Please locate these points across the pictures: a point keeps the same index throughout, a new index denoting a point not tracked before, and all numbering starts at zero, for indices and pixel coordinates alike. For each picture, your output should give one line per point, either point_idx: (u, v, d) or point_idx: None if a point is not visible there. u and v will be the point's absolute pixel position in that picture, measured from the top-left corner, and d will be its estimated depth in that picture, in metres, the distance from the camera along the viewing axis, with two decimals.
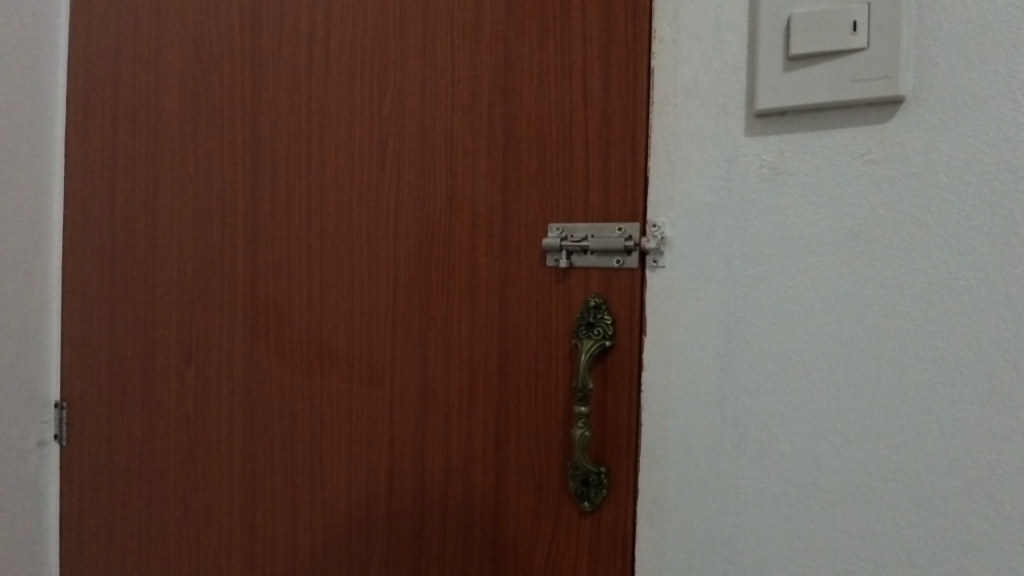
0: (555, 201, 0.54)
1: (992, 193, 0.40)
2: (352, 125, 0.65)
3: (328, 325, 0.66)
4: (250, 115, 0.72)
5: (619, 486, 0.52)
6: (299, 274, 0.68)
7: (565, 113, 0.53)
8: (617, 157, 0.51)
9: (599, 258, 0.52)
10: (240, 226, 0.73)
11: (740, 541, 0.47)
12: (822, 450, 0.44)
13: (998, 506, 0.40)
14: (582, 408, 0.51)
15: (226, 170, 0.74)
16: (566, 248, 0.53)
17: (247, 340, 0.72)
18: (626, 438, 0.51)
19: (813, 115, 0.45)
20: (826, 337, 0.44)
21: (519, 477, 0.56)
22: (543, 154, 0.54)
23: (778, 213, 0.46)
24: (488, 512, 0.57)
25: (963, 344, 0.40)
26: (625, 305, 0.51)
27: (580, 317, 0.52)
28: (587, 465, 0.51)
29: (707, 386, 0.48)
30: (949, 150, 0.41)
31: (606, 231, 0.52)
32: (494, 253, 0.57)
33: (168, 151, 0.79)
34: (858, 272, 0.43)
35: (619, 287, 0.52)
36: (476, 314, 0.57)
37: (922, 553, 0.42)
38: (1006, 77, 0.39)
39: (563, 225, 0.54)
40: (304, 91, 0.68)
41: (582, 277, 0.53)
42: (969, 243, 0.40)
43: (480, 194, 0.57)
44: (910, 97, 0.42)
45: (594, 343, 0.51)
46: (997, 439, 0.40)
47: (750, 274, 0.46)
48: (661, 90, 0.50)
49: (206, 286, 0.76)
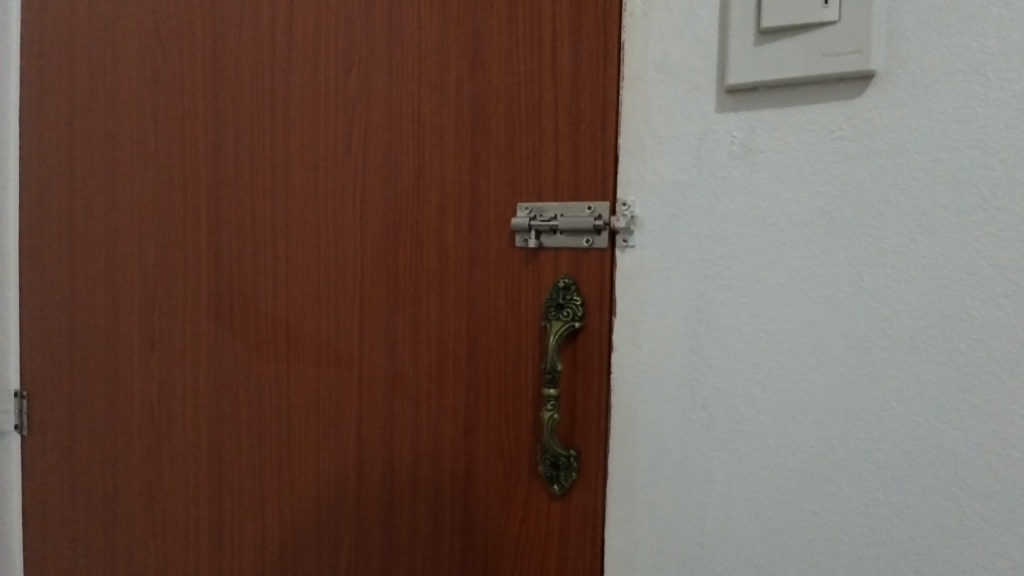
0: (524, 180, 0.53)
1: (962, 170, 0.39)
2: (316, 103, 0.63)
3: (294, 308, 0.65)
4: (212, 92, 0.70)
5: (589, 469, 0.51)
6: (265, 257, 0.66)
7: (535, 89, 0.52)
8: (587, 134, 0.50)
9: (569, 238, 0.51)
10: (203, 208, 0.71)
11: (710, 524, 0.47)
12: (791, 430, 0.44)
13: (962, 485, 0.40)
14: (551, 390, 0.50)
15: (189, 148, 0.72)
16: (535, 228, 0.52)
17: (213, 326, 0.70)
18: (596, 420, 0.51)
19: (784, 91, 0.44)
20: (796, 317, 0.44)
21: (488, 461, 0.55)
22: (512, 132, 0.53)
23: (748, 191, 0.45)
24: (458, 497, 0.56)
25: (930, 323, 0.40)
26: (595, 286, 0.50)
27: (550, 299, 0.51)
28: (557, 448, 0.50)
29: (677, 367, 0.47)
30: (920, 126, 0.40)
31: (575, 210, 0.50)
32: (462, 234, 0.55)
33: (128, 129, 0.76)
34: (828, 251, 0.43)
35: (589, 268, 0.51)
36: (444, 296, 0.56)
37: (887, 531, 0.42)
38: (976, 52, 0.39)
39: (532, 205, 0.52)
40: (267, 65, 0.66)
41: (552, 257, 0.52)
42: (938, 221, 0.40)
43: (448, 172, 0.56)
44: (881, 72, 0.41)
45: (563, 324, 0.50)
46: (962, 418, 0.40)
47: (720, 253, 0.46)
48: (632, 66, 0.49)
49: (169, 270, 0.73)
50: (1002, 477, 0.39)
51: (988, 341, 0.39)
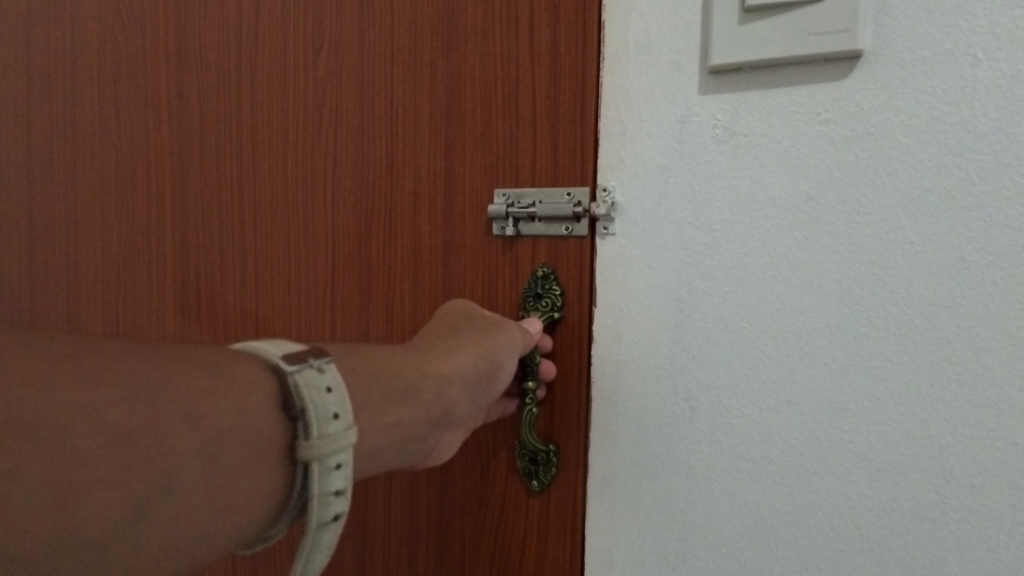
0: (501, 165, 0.51)
1: (950, 153, 0.38)
2: (286, 85, 0.60)
3: (263, 299, 0.62)
4: (176, 73, 0.66)
5: (568, 465, 0.49)
6: (232, 246, 0.64)
7: (512, 70, 0.50)
8: (566, 117, 0.48)
9: (547, 226, 0.49)
10: (167, 197, 0.68)
11: (692, 519, 0.45)
12: (776, 423, 0.43)
13: (946, 475, 0.39)
14: (530, 383, 0.49)
15: (152, 134, 0.68)
16: (513, 215, 0.50)
17: (181, 318, 0.68)
18: (576, 414, 0.49)
19: (768, 72, 0.42)
20: (780, 306, 0.42)
21: (466, 457, 0.53)
22: (489, 116, 0.51)
23: (732, 177, 0.43)
24: (434, 493, 0.55)
25: (917, 311, 0.39)
26: (574, 276, 0.49)
27: (528, 289, 0.50)
28: (535, 443, 0.49)
29: (658, 358, 0.46)
30: (908, 108, 0.39)
31: (554, 196, 0.49)
32: (437, 221, 0.53)
33: (89, 115, 0.72)
34: (812, 238, 0.41)
35: (568, 256, 0.49)
36: (420, 287, 0.54)
37: (872, 525, 0.41)
38: (965, 31, 0.37)
39: (509, 191, 0.50)
40: (233, 46, 0.63)
41: (530, 245, 0.50)
42: (924, 206, 0.39)
43: (422, 157, 0.54)
44: (868, 53, 0.39)
45: (542, 315, 0.49)
46: (947, 408, 0.39)
47: (703, 240, 0.44)
48: (612, 46, 0.47)
49: (132, 260, 0.70)
50: (989, 470, 0.38)
51: (975, 329, 0.38)
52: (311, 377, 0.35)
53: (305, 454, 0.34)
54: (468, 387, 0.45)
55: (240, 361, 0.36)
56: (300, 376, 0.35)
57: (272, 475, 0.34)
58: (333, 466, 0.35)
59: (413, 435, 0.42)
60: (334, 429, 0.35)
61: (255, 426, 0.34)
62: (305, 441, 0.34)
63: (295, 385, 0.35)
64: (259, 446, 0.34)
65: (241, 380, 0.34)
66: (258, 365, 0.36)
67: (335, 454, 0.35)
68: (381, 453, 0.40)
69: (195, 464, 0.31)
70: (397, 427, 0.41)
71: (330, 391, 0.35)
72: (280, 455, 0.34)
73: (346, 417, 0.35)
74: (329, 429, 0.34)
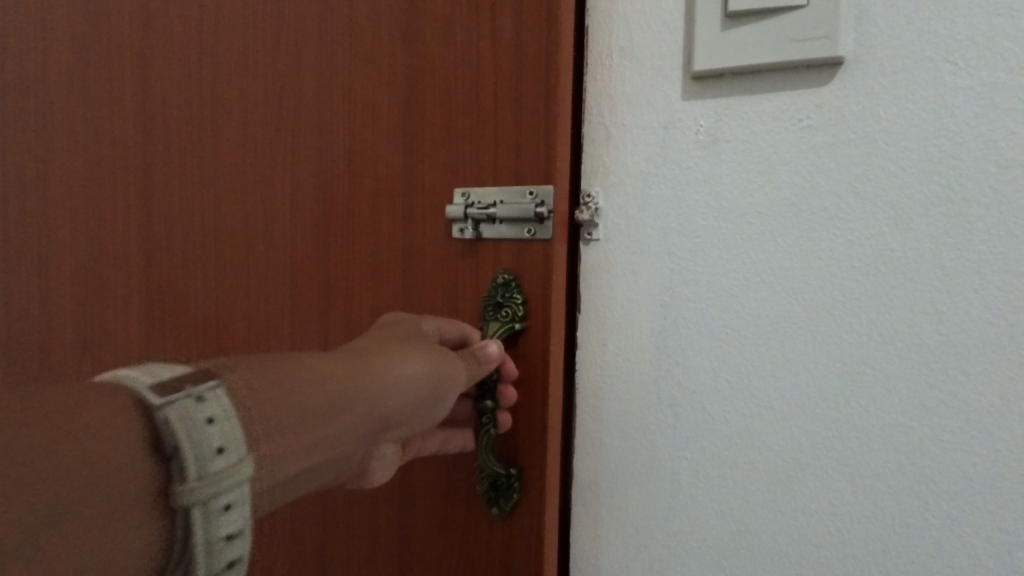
0: (461, 166, 0.48)
1: (930, 160, 0.38)
2: (251, 85, 0.58)
3: (228, 305, 0.60)
4: (144, 75, 0.65)
5: (532, 489, 0.46)
6: (200, 250, 0.62)
7: (472, 66, 0.47)
8: (529, 113, 0.45)
9: (509, 228, 0.46)
10: (134, 199, 0.66)
11: (676, 525, 0.45)
12: (759, 429, 0.43)
13: (928, 481, 0.39)
14: (488, 403, 0.45)
15: (121, 134, 0.66)
16: (472, 217, 0.47)
17: (148, 327, 0.65)
18: (539, 434, 0.46)
19: (751, 78, 0.42)
20: (762, 313, 0.42)
21: (427, 477, 0.50)
22: (449, 114, 0.48)
23: (715, 182, 0.43)
24: (394, 516, 0.52)
25: (899, 317, 0.39)
26: (536, 283, 0.46)
27: (489, 297, 0.47)
28: (495, 468, 0.45)
29: (642, 364, 0.46)
30: (889, 115, 0.39)
31: (513, 197, 0.46)
32: (398, 225, 0.51)
33: (56, 113, 0.70)
34: (795, 244, 0.41)
35: (531, 261, 0.46)
36: (381, 292, 0.52)
37: (854, 531, 0.41)
38: (946, 39, 0.38)
39: (469, 191, 0.48)
40: (199, 43, 0.61)
41: (493, 248, 0.48)
42: (905, 213, 0.39)
43: (384, 158, 0.52)
44: (849, 59, 0.39)
45: (502, 326, 0.46)
46: (929, 414, 0.39)
47: (686, 246, 0.44)
48: (595, 50, 0.47)
49: (97, 267, 0.68)
50: (969, 475, 0.38)
51: (956, 336, 0.38)
52: (188, 407, 0.27)
53: (183, 503, 0.26)
54: (411, 402, 0.40)
55: (94, 391, 0.27)
56: (174, 408, 0.27)
57: (142, 534, 0.26)
58: (222, 510, 0.27)
59: (343, 452, 0.36)
60: (222, 466, 0.27)
61: (117, 472, 0.25)
62: (182, 487, 0.26)
63: (167, 419, 0.27)
64: (126, 499, 0.25)
65: (95, 416, 0.25)
66: (113, 392, 0.27)
67: (222, 493, 0.27)
68: (299, 478, 0.33)
69: (49, 526, 0.23)
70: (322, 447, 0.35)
71: (213, 422, 0.28)
72: (150, 509, 0.26)
73: (238, 448, 0.28)
74: (213, 467, 0.27)
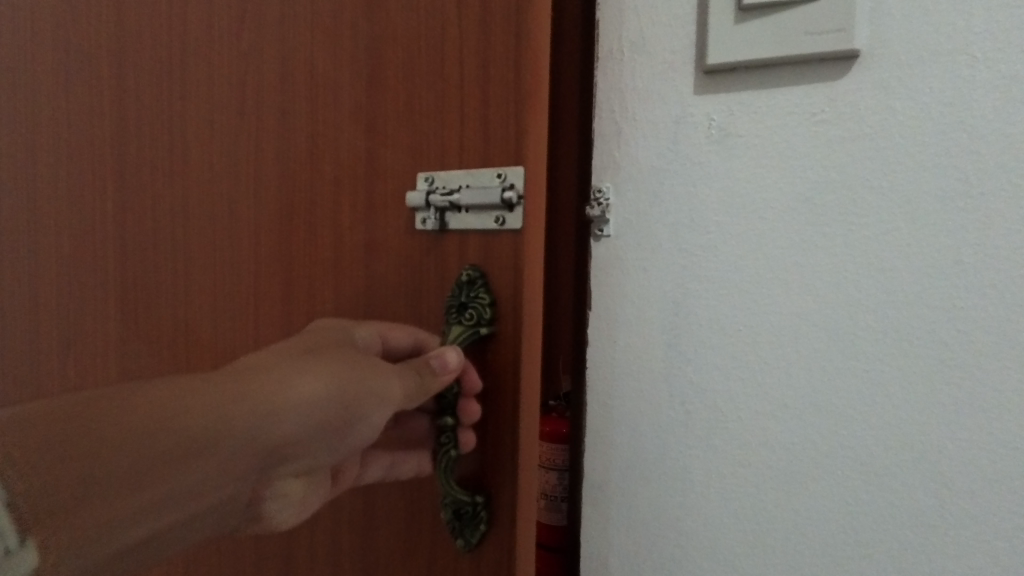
0: (426, 143, 0.40)
1: (947, 155, 0.38)
2: (210, 63, 0.51)
3: (198, 308, 0.53)
4: (103, 57, 0.58)
5: (502, 521, 0.38)
6: (167, 250, 0.55)
7: (435, 24, 0.39)
8: (498, 79, 0.37)
9: (476, 218, 0.39)
10: (92, 192, 0.59)
11: (688, 525, 0.45)
12: (771, 426, 0.42)
13: (945, 480, 0.38)
14: (448, 419, 0.38)
15: (76, 118, 0.60)
16: (435, 204, 0.40)
17: (116, 335, 0.58)
18: (511, 455, 0.38)
19: (764, 72, 0.42)
20: (777, 309, 0.42)
21: (392, 502, 0.43)
22: (410, 84, 0.41)
23: (728, 176, 0.43)
24: (357, 545, 0.45)
25: (914, 313, 0.38)
26: (506, 282, 0.38)
27: (453, 296, 0.39)
28: (456, 493, 0.38)
29: (653, 362, 0.45)
30: (905, 109, 0.38)
31: (479, 181, 0.38)
32: (359, 214, 0.44)
33: (12, 97, 0.64)
34: (810, 240, 0.41)
35: (500, 256, 0.38)
36: (345, 291, 0.45)
37: (870, 531, 0.40)
38: (963, 31, 0.37)
39: (434, 173, 0.40)
40: (154, 15, 0.54)
41: (459, 242, 0.40)
42: (921, 208, 0.38)
43: (343, 137, 0.44)
44: (865, 53, 0.39)
45: (466, 329, 0.38)
46: (946, 412, 0.38)
47: (698, 242, 0.44)
48: (605, 45, 0.46)
49: (64, 270, 0.61)
50: (986, 474, 0.38)
51: (975, 333, 0.37)
52: None
53: None
54: (309, 428, 0.35)
55: None
56: None
57: None
58: None
59: (218, 495, 0.33)
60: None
61: None
62: None
63: None
64: None
65: None
66: None
67: None
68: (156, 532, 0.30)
69: None
70: (180, 495, 0.31)
71: None
72: None
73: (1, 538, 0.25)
74: None
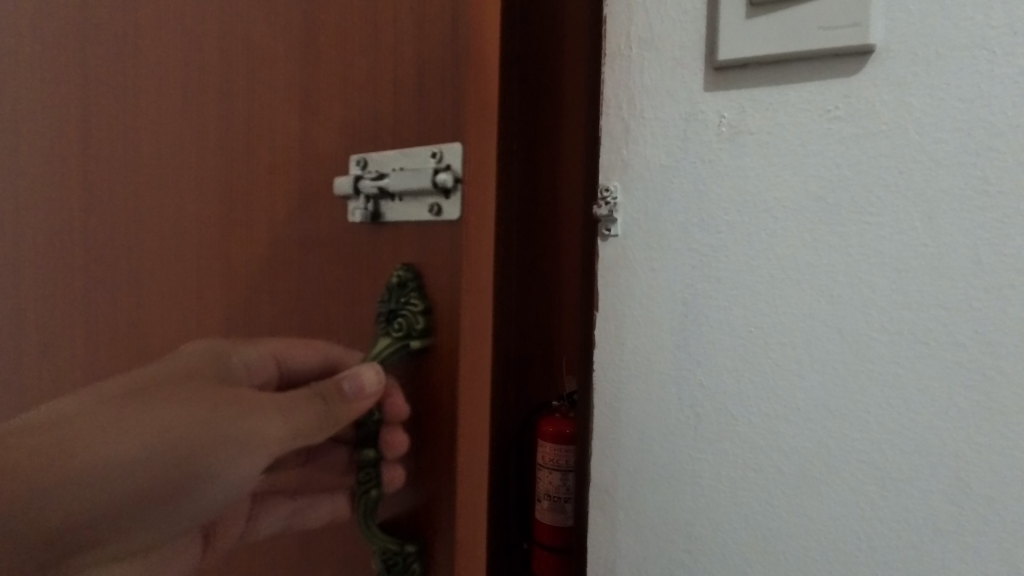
0: (359, 133, 0.44)
1: (965, 152, 0.37)
2: (186, 74, 0.55)
3: (179, 308, 0.57)
4: (103, 69, 0.63)
5: (432, 559, 0.42)
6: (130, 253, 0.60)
7: (371, 22, 0.43)
8: (427, 73, 0.41)
9: (410, 204, 0.42)
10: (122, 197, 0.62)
11: (698, 530, 0.44)
12: (783, 430, 0.41)
13: (962, 486, 0.37)
14: (369, 454, 0.43)
15: (111, 129, 0.63)
16: (371, 191, 0.43)
17: (108, 331, 0.62)
18: (444, 488, 0.42)
19: (776, 68, 0.41)
20: (789, 310, 0.41)
21: (332, 536, 0.48)
22: (348, 78, 0.44)
23: (738, 175, 0.42)
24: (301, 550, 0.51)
25: (931, 315, 0.38)
26: (442, 275, 0.41)
27: (385, 300, 0.42)
28: (383, 541, 0.42)
29: (662, 363, 0.44)
30: (921, 105, 0.37)
31: (410, 167, 0.41)
32: (298, 205, 0.48)
33: (53, 108, 0.67)
34: (823, 239, 0.40)
35: (435, 248, 0.41)
36: (302, 299, 0.48)
37: (885, 537, 0.39)
38: (982, 26, 0.36)
39: (369, 158, 0.44)
40: (177, 25, 0.56)
41: (397, 230, 0.43)
42: (938, 207, 0.37)
43: (280, 127, 0.49)
44: (880, 48, 0.38)
45: (396, 342, 0.42)
46: (965, 416, 0.37)
47: (709, 241, 0.43)
48: (613, 42, 0.46)
49: (94, 273, 0.64)
50: (1006, 480, 0.37)
51: (994, 335, 0.36)
52: None
53: None
54: (162, 473, 0.41)
55: None
56: None
57: None
58: None
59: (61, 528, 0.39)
60: None
61: None
62: None
63: None
64: None
65: None
66: None
67: None
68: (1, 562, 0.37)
69: None
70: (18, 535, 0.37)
71: None
72: None
73: None
74: None
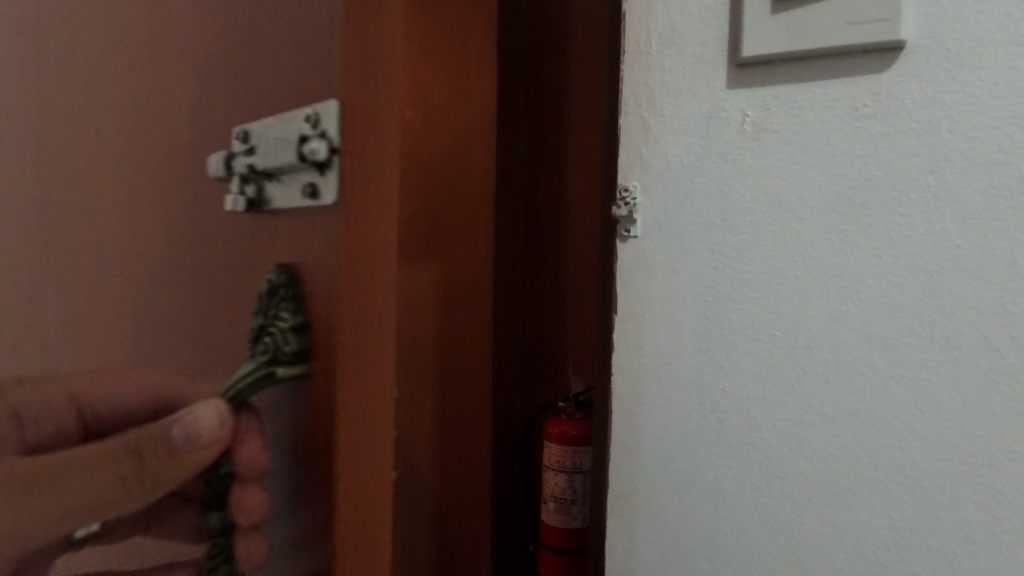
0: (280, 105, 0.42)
1: (999, 151, 0.36)
2: (178, 59, 0.52)
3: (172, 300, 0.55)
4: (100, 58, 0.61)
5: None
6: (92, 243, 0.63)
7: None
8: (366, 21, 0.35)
9: (281, 178, 0.42)
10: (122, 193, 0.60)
11: (720, 538, 0.43)
12: (809, 436, 0.40)
13: (995, 495, 0.36)
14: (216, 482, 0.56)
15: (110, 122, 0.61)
16: (256, 172, 0.45)
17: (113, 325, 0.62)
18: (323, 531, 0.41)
19: (801, 64, 0.40)
20: (816, 314, 0.40)
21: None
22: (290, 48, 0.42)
23: (762, 175, 0.41)
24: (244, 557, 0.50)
25: (964, 318, 0.36)
26: (321, 267, 0.39)
27: (269, 298, 0.43)
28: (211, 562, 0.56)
29: (683, 368, 0.43)
30: (954, 103, 0.36)
31: (281, 138, 0.41)
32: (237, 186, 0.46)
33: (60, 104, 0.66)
34: (850, 241, 0.39)
35: (315, 232, 0.39)
36: (228, 300, 0.49)
37: (914, 547, 0.38)
38: (1016, 21, 0.35)
39: (250, 132, 0.45)
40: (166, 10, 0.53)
41: (290, 212, 0.42)
42: (972, 208, 0.36)
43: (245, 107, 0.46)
44: (912, 43, 0.37)
45: (267, 353, 0.42)
46: (998, 424, 0.36)
47: (731, 243, 0.42)
48: (632, 38, 0.44)
49: (97, 269, 0.63)
50: None
51: None
52: None
53: None
54: None
55: None
56: None
57: None
58: None
59: None
60: None
61: None
62: None
63: None
64: None
65: None
66: None
67: None
68: None
69: None
70: None
71: None
72: None
73: None
74: None
